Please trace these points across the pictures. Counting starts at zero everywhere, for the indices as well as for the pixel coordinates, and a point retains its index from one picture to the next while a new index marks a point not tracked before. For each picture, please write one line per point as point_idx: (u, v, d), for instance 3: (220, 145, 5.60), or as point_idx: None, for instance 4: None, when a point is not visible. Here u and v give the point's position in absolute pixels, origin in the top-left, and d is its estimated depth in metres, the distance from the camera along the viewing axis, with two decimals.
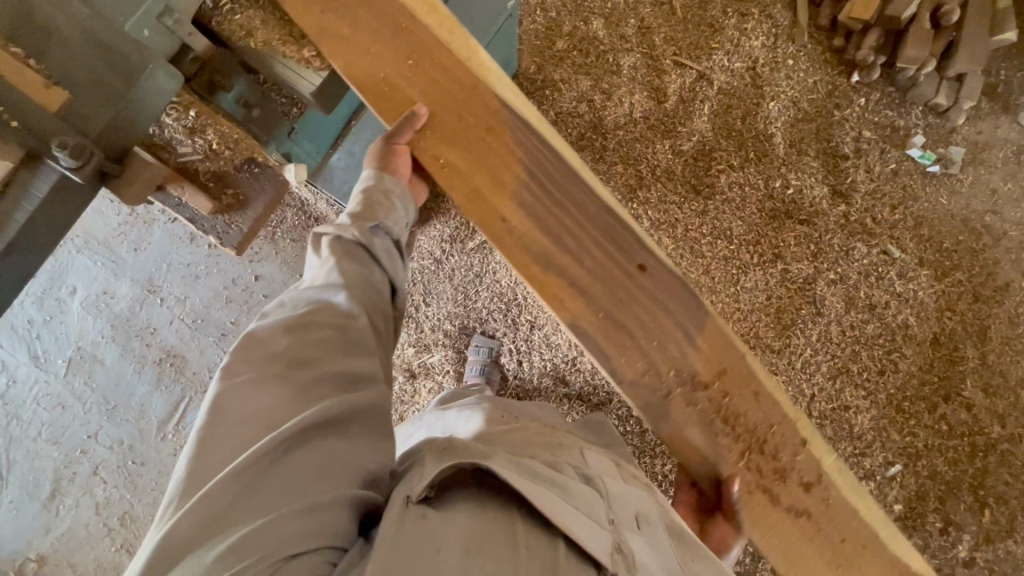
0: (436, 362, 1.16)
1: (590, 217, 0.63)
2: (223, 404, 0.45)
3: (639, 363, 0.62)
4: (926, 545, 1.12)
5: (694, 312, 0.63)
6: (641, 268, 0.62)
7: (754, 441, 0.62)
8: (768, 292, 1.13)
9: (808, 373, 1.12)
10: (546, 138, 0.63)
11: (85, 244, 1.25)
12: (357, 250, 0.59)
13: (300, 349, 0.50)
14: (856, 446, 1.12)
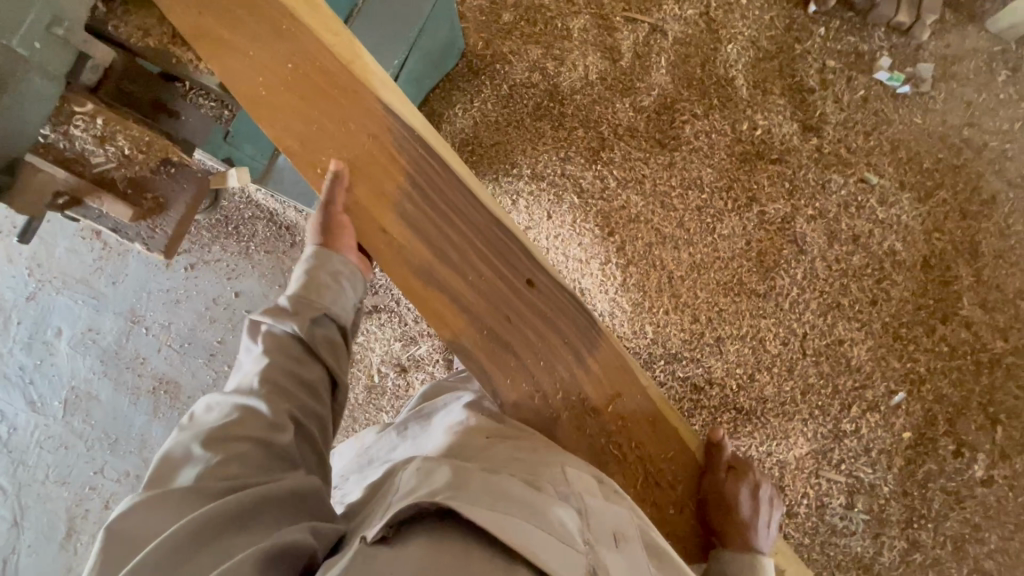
0: (424, 354, 1.16)
1: (475, 230, 0.67)
2: (126, 522, 0.48)
3: (525, 386, 0.68)
4: (942, 470, 1.10)
5: (585, 332, 0.70)
6: (528, 284, 0.68)
7: (627, 446, 0.70)
8: (747, 237, 1.07)
9: (797, 312, 1.05)
10: (431, 146, 0.66)
11: (65, 284, 1.25)
12: (289, 352, 0.63)
13: (217, 458, 0.53)
14: (857, 379, 1.06)
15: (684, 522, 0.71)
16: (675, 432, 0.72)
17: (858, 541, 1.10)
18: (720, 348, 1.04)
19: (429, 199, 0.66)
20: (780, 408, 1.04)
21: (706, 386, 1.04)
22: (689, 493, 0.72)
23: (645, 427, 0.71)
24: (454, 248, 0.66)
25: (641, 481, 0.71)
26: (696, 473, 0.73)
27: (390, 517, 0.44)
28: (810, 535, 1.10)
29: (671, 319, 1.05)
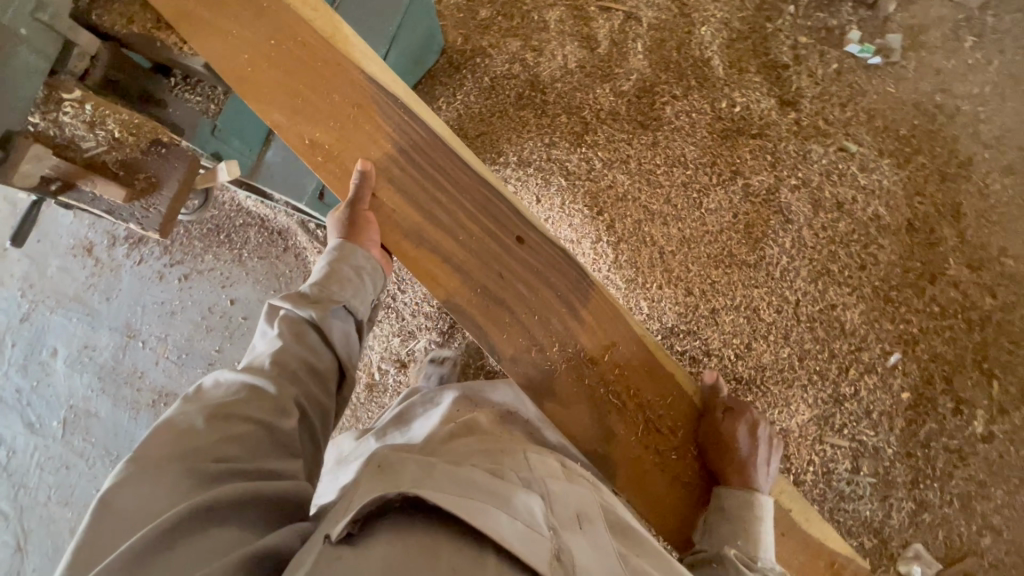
0: (422, 348, 1.16)
1: (464, 191, 0.71)
2: (125, 489, 0.49)
3: (521, 340, 0.71)
4: (943, 428, 1.11)
5: (578, 286, 0.72)
6: (518, 241, 0.71)
7: (624, 393, 0.72)
8: (734, 210, 1.09)
9: (788, 280, 1.07)
10: (413, 112, 0.69)
11: (59, 303, 1.25)
12: (308, 339, 0.68)
13: (218, 440, 0.54)
14: (852, 343, 1.07)
15: (684, 467, 0.72)
16: (673, 378, 0.74)
17: (866, 505, 1.11)
18: (715, 319, 1.05)
19: (418, 163, 0.70)
20: (778, 375, 1.05)
21: (704, 357, 1.04)
22: (690, 436, 0.73)
23: (643, 374, 0.73)
24: (444, 210, 0.70)
25: (641, 429, 0.72)
26: (694, 418, 0.74)
27: (353, 515, 0.44)
28: (818, 503, 1.11)
29: (665, 293, 1.07)
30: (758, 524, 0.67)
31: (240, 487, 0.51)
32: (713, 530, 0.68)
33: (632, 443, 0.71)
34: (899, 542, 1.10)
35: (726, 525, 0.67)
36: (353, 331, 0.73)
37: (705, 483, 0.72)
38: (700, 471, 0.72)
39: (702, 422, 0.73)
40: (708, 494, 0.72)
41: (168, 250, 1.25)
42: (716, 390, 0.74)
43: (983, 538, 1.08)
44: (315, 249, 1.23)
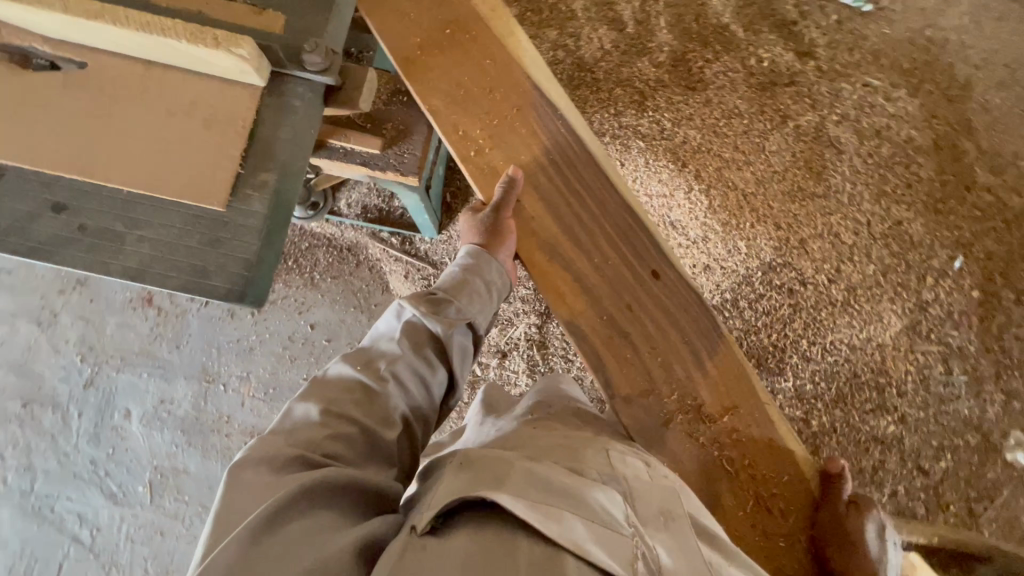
0: (520, 335, 1.15)
1: (606, 214, 0.75)
2: (236, 480, 0.47)
3: (642, 380, 0.73)
4: (1012, 318, 1.19)
5: (709, 338, 0.75)
6: (653, 275, 0.75)
7: (740, 461, 0.72)
8: (791, 151, 1.16)
9: (855, 203, 1.14)
10: (569, 120, 0.77)
11: (124, 361, 1.17)
12: (423, 347, 0.66)
13: (329, 435, 0.54)
14: (922, 252, 1.15)
15: (798, 560, 0.69)
16: (794, 461, 0.72)
17: (964, 403, 1.16)
18: (805, 250, 1.12)
19: (568, 171, 0.76)
20: (869, 290, 1.12)
21: (801, 287, 1.11)
22: (805, 527, 0.70)
23: (761, 446, 0.72)
24: (584, 230, 0.75)
25: (751, 507, 0.70)
26: (811, 510, 0.71)
27: (436, 507, 0.43)
28: (923, 410, 1.15)
29: (758, 231, 1.13)
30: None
31: (341, 469, 0.49)
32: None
33: (737, 514, 0.70)
34: (999, 433, 1.15)
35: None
36: (465, 343, 0.70)
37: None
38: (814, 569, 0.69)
39: (821, 514, 0.70)
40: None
41: None
42: (840, 483, 0.71)
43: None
44: (391, 257, 1.20)
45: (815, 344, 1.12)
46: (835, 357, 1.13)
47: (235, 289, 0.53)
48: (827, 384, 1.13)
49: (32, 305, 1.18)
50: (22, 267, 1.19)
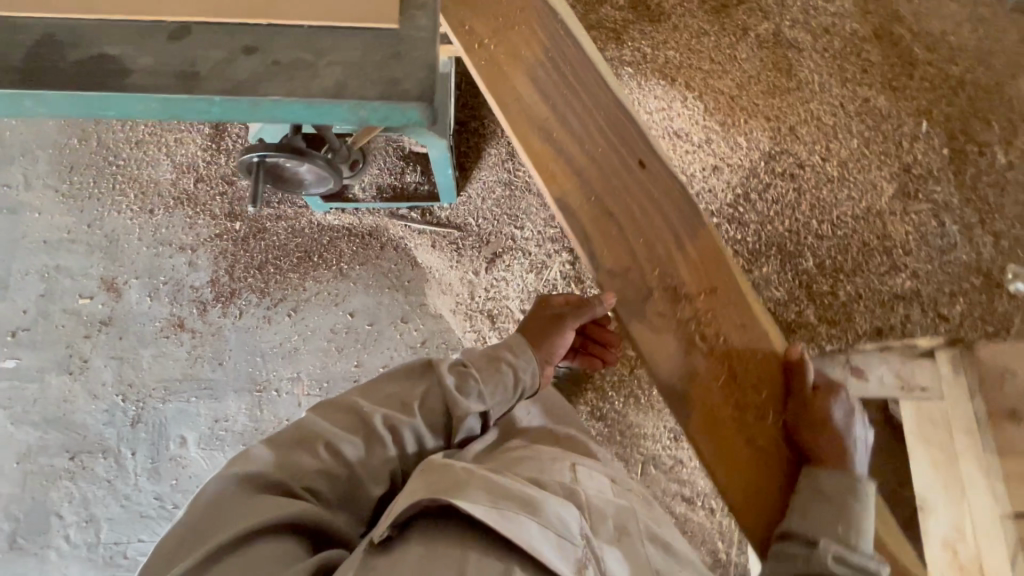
0: (556, 275, 1.16)
1: (600, 106, 0.71)
2: (216, 492, 0.53)
3: (624, 255, 0.70)
4: (977, 169, 1.25)
5: (692, 220, 0.70)
6: (640, 164, 0.70)
7: (713, 341, 0.68)
8: (757, 59, 1.26)
9: (825, 91, 1.25)
10: (569, 28, 0.72)
11: (168, 391, 1.14)
12: (432, 418, 0.65)
13: (317, 464, 0.57)
14: (891, 123, 1.26)
15: (767, 429, 0.67)
16: (768, 337, 0.69)
17: (956, 251, 1.21)
18: (796, 135, 1.23)
19: (565, 72, 0.71)
20: (857, 162, 1.23)
21: (801, 170, 1.22)
22: (776, 407, 0.67)
23: (735, 322, 0.69)
24: (576, 119, 0.70)
25: (723, 380, 0.68)
26: (781, 395, 0.68)
27: (396, 517, 0.49)
28: (928, 262, 1.22)
29: (753, 126, 1.24)
30: (858, 505, 0.62)
31: (303, 505, 0.53)
32: (808, 508, 0.62)
33: (707, 391, 0.67)
34: (997, 270, 1.20)
35: (822, 506, 0.62)
36: (476, 421, 0.68)
37: (790, 460, 0.66)
38: (785, 446, 0.66)
39: (791, 399, 0.67)
40: (790, 475, 0.66)
41: (264, 292, 1.20)
42: (805, 368, 0.67)
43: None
44: (415, 233, 1.22)
45: (825, 222, 1.22)
46: (844, 230, 1.22)
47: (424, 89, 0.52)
48: (843, 256, 1.22)
49: (58, 357, 1.14)
50: (41, 321, 1.16)
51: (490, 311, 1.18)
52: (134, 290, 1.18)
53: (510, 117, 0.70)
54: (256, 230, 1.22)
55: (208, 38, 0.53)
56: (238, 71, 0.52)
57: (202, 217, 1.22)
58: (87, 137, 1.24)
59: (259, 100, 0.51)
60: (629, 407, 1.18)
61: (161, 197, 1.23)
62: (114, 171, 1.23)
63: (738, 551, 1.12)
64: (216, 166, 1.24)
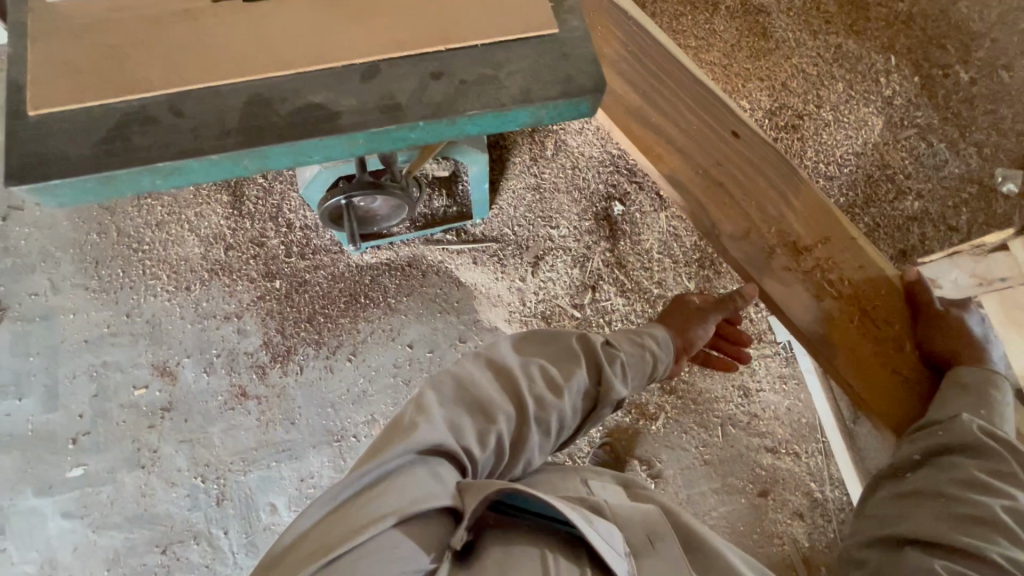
0: (600, 265, 1.21)
1: (684, 88, 0.76)
2: (388, 442, 0.54)
3: (741, 219, 0.74)
4: (950, 89, 1.33)
5: (790, 177, 0.76)
6: (734, 135, 0.76)
7: (839, 287, 0.73)
8: (733, 29, 1.35)
9: (799, 46, 1.35)
10: (643, 27, 0.76)
11: (247, 462, 1.13)
12: (584, 402, 0.68)
13: (475, 429, 0.59)
14: (864, 62, 1.35)
15: (909, 356, 0.71)
16: (884, 274, 0.74)
17: (951, 166, 1.30)
18: (788, 89, 1.33)
19: (647, 62, 0.75)
20: (846, 104, 1.33)
21: (801, 121, 1.32)
22: (909, 331, 0.72)
23: (852, 266, 0.74)
24: (667, 101, 0.75)
25: (858, 320, 0.72)
26: (909, 321, 0.72)
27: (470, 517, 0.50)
28: (929, 181, 1.29)
29: (750, 87, 1.33)
30: (997, 394, 0.68)
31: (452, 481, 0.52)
32: (947, 399, 0.67)
33: (846, 332, 0.72)
34: (988, 177, 1.28)
35: (966, 398, 0.67)
36: (611, 409, 0.71)
37: (929, 373, 0.71)
38: (924, 364, 0.71)
39: (922, 318, 0.71)
40: (933, 387, 0.71)
41: (321, 343, 1.19)
42: (926, 287, 0.72)
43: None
44: (453, 253, 1.24)
45: (830, 164, 1.31)
46: (849, 168, 1.31)
47: (580, 79, 0.51)
48: (854, 192, 1.30)
49: (126, 453, 1.12)
50: (100, 421, 1.14)
51: (545, 313, 1.21)
52: (188, 370, 1.16)
53: (610, 111, 0.74)
54: (297, 283, 1.21)
55: (398, 69, 0.50)
56: (432, 97, 0.49)
57: (240, 282, 1.21)
58: (105, 229, 1.22)
59: (459, 118, 0.49)
60: (696, 374, 1.21)
61: (195, 272, 1.21)
62: (141, 257, 1.21)
63: (831, 488, 1.16)
64: (242, 231, 1.23)
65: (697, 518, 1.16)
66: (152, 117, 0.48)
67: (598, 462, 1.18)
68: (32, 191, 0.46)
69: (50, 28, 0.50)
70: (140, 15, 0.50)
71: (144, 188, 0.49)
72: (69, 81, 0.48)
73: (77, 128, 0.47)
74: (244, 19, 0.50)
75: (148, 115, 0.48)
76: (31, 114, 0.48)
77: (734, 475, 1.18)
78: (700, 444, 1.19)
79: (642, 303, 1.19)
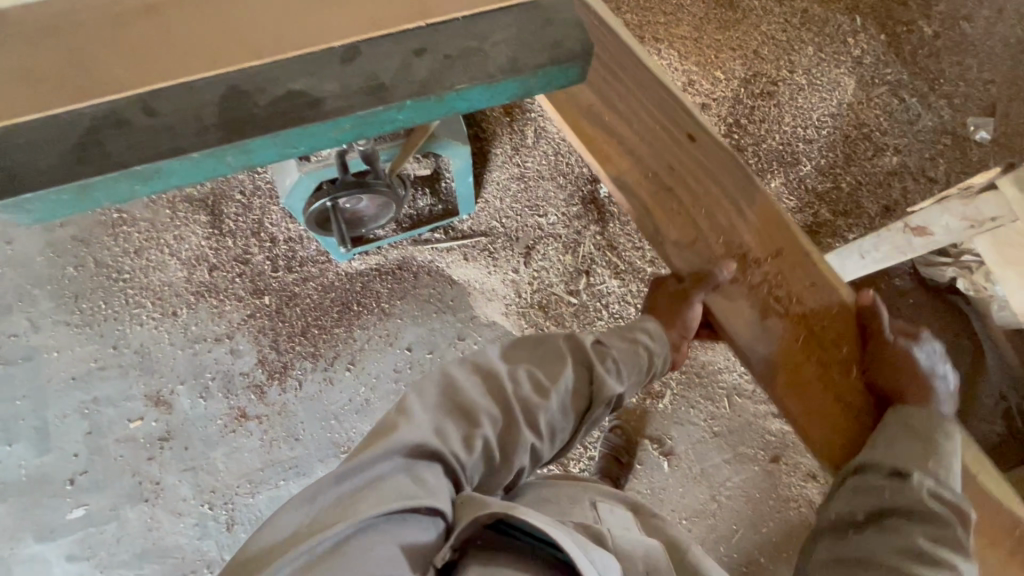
0: (591, 249, 1.20)
1: (641, 83, 0.74)
2: (370, 444, 0.53)
3: (684, 227, 0.73)
4: (915, 42, 1.35)
5: (745, 187, 0.72)
6: (689, 136, 0.73)
7: (788, 303, 0.69)
8: (699, 2, 1.36)
9: (765, 12, 1.36)
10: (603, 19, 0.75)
11: (254, 484, 1.10)
12: (574, 402, 0.66)
13: (462, 436, 0.57)
14: (830, 22, 1.36)
15: (857, 384, 0.66)
16: (840, 294, 0.69)
17: (923, 118, 1.31)
18: (761, 57, 1.33)
19: (606, 57, 0.75)
20: (818, 67, 1.34)
21: (775, 87, 1.32)
22: (859, 360, 0.67)
23: (806, 284, 0.69)
24: (620, 99, 0.75)
25: (807, 343, 0.68)
26: (860, 346, 0.67)
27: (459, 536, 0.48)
28: (905, 135, 1.30)
29: (723, 58, 1.33)
30: (950, 442, 0.62)
31: (440, 487, 0.52)
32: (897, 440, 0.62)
33: (794, 352, 0.68)
34: (961, 125, 1.30)
35: (912, 439, 0.62)
36: (607, 408, 0.68)
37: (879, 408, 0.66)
38: (869, 393, 0.66)
39: (870, 345, 0.66)
40: (878, 419, 0.66)
41: (317, 355, 1.17)
42: (880, 314, 0.66)
43: (991, 86, 1.31)
44: (443, 251, 1.22)
45: (808, 127, 1.31)
46: (826, 129, 1.31)
47: (570, 47, 0.49)
48: (833, 153, 1.30)
49: (127, 488, 1.09)
50: (96, 459, 1.10)
51: (541, 303, 1.20)
52: (184, 396, 1.13)
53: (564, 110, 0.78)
54: (287, 297, 1.19)
55: (379, 48, 0.48)
56: (418, 74, 0.47)
57: (228, 302, 1.18)
58: (82, 262, 1.18)
59: (447, 92, 0.47)
60: (697, 348, 1.21)
61: (179, 296, 1.18)
62: (122, 286, 1.17)
63: None
64: (224, 250, 1.19)
65: (713, 491, 1.16)
66: (124, 119, 0.44)
67: (611, 446, 1.18)
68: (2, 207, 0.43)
69: (1, 35, 0.47)
70: (99, 13, 0.47)
71: (124, 196, 0.45)
72: (27, 89, 0.45)
73: (41, 137, 0.44)
74: (211, 8, 0.48)
75: (119, 117, 0.45)
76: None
77: (745, 444, 1.18)
78: (708, 417, 1.19)
79: (635, 282, 1.19)
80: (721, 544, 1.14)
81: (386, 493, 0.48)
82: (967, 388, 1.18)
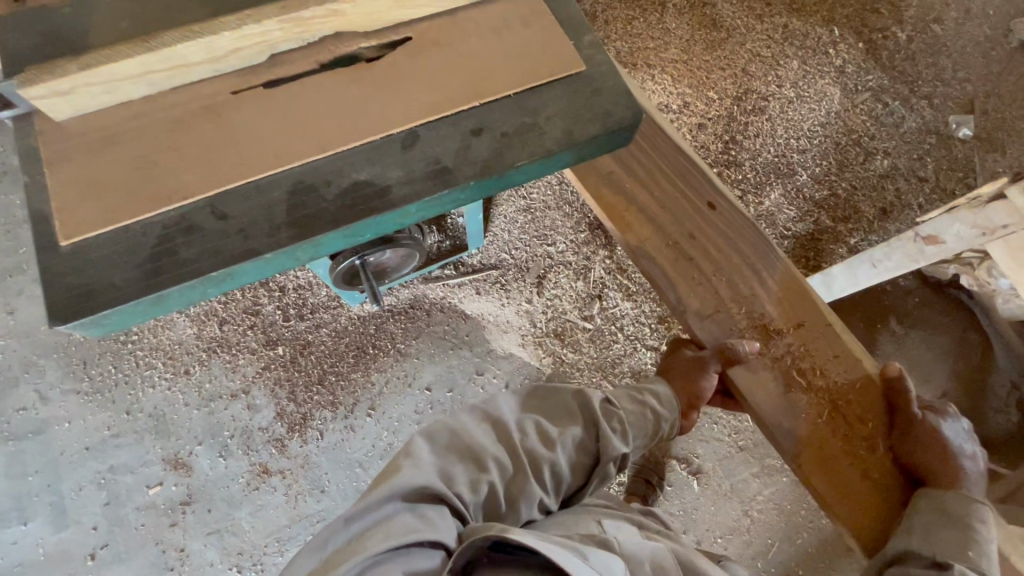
0: (602, 274, 1.21)
1: (665, 146, 0.76)
2: (375, 485, 0.51)
3: (709, 297, 0.72)
4: (893, 47, 1.40)
5: (766, 255, 0.72)
6: (710, 206, 0.74)
7: (810, 373, 0.69)
8: (685, 24, 1.40)
9: (748, 31, 1.40)
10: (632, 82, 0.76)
11: (282, 541, 1.08)
12: (579, 457, 0.62)
13: (466, 477, 0.54)
14: (809, 34, 1.41)
15: (880, 459, 0.66)
16: (862, 366, 0.69)
17: (909, 120, 1.35)
18: (749, 74, 1.37)
19: None
20: (804, 79, 1.37)
21: (766, 101, 1.36)
22: (883, 432, 0.67)
23: (829, 356, 0.69)
24: (642, 160, 0.76)
25: (832, 419, 0.67)
26: (886, 418, 0.67)
27: (453, 565, 0.46)
28: (894, 137, 1.34)
29: (713, 76, 1.37)
30: (983, 531, 0.61)
31: (444, 517, 0.49)
32: (930, 529, 0.60)
33: (817, 429, 0.67)
34: (945, 125, 1.34)
35: (946, 528, 0.60)
36: (614, 466, 0.64)
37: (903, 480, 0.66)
38: (897, 469, 0.66)
39: (896, 422, 0.66)
40: (905, 496, 0.66)
41: (336, 403, 1.15)
42: (906, 387, 0.66)
43: (968, 85, 1.36)
44: (455, 287, 1.22)
45: (799, 137, 1.34)
46: (818, 138, 1.34)
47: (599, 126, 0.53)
48: (826, 162, 1.33)
49: (151, 558, 1.06)
50: (117, 530, 1.07)
51: (557, 331, 1.20)
52: (203, 457, 1.11)
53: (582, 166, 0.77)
54: (301, 346, 1.17)
55: (437, 131, 0.53)
56: (481, 152, 0.52)
57: (241, 356, 1.16)
58: None
59: (510, 168, 0.52)
60: None
61: (191, 354, 1.16)
62: (132, 350, 1.15)
63: None
64: (234, 304, 1.18)
65: (745, 505, 1.16)
66: (196, 222, 0.49)
67: (638, 469, 1.17)
68: (80, 325, 0.46)
69: (66, 150, 0.51)
70: (157, 123, 0.52)
71: (195, 297, 0.50)
72: (98, 205, 0.49)
73: (120, 249, 0.48)
74: (265, 108, 0.52)
75: (191, 222, 0.49)
76: (64, 243, 0.48)
77: (771, 455, 1.18)
78: (732, 432, 1.19)
79: (649, 304, 1.20)
80: (758, 559, 1.14)
81: (389, 529, 0.46)
82: (978, 381, 1.19)
